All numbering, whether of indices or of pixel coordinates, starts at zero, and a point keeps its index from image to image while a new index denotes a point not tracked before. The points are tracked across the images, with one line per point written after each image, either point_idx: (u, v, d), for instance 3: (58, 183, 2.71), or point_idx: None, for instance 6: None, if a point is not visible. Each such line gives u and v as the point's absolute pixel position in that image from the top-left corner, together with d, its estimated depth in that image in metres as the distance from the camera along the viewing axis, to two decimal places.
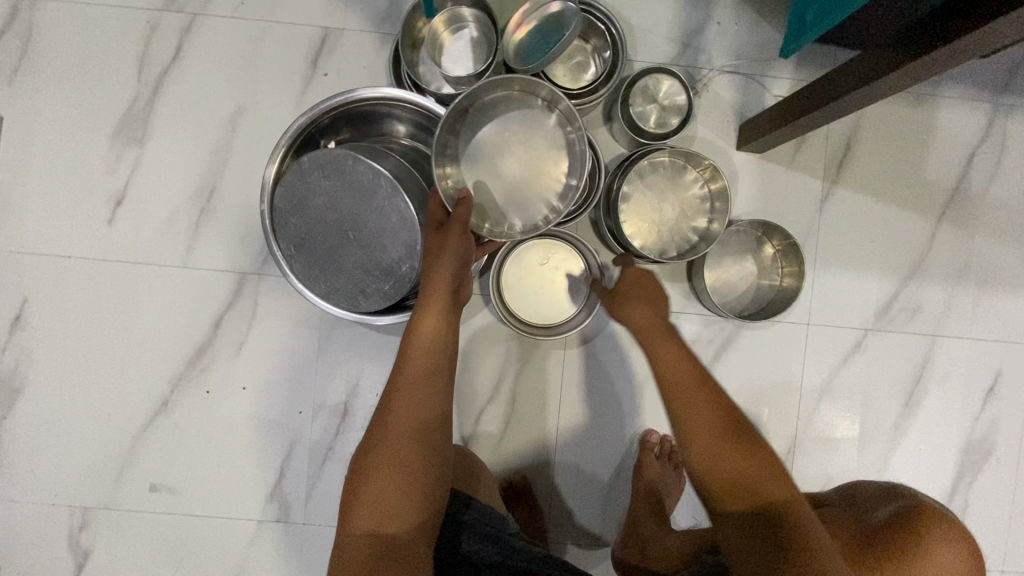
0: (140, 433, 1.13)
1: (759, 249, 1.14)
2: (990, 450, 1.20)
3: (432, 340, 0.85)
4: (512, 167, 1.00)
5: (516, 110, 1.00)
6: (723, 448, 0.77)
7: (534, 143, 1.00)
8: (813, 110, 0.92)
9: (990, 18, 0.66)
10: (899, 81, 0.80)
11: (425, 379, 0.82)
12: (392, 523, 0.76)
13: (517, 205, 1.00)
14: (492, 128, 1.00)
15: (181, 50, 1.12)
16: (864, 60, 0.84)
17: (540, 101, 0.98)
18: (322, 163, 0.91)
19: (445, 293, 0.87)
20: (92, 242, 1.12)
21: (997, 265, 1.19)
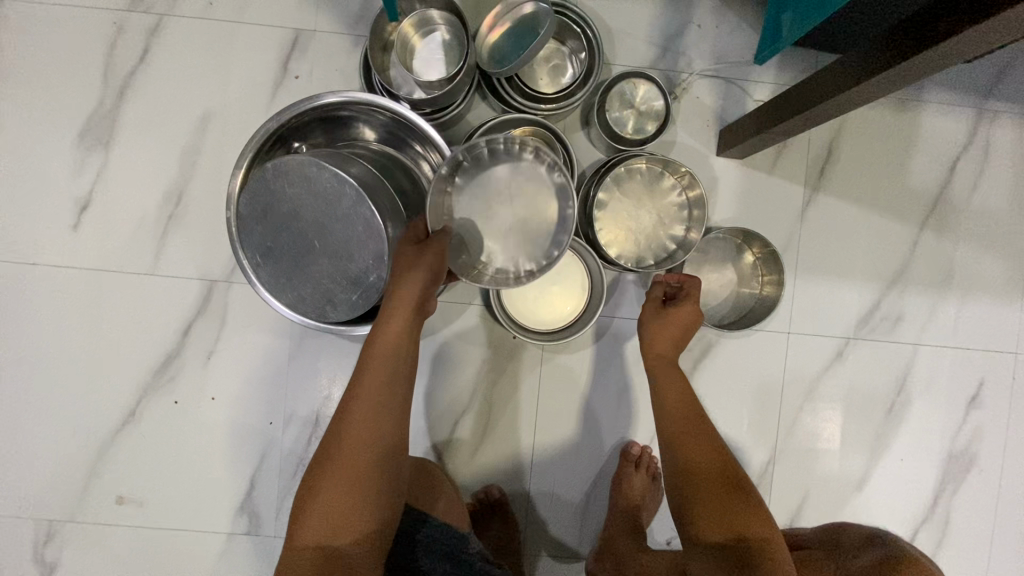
0: (107, 444, 1.11)
1: (739, 257, 1.12)
2: (973, 460, 1.18)
3: (392, 355, 0.80)
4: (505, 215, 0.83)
5: (535, 158, 0.84)
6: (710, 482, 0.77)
7: (538, 195, 0.83)
8: (796, 116, 0.90)
9: (966, 23, 0.63)
10: (881, 86, 0.77)
11: (382, 395, 0.78)
12: (340, 536, 0.72)
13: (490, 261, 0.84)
14: (501, 164, 0.85)
15: (148, 52, 1.09)
16: (846, 64, 0.82)
17: (560, 166, 0.82)
18: (285, 170, 0.88)
19: (414, 308, 0.82)
20: (57, 249, 1.09)
21: (980, 272, 1.18)
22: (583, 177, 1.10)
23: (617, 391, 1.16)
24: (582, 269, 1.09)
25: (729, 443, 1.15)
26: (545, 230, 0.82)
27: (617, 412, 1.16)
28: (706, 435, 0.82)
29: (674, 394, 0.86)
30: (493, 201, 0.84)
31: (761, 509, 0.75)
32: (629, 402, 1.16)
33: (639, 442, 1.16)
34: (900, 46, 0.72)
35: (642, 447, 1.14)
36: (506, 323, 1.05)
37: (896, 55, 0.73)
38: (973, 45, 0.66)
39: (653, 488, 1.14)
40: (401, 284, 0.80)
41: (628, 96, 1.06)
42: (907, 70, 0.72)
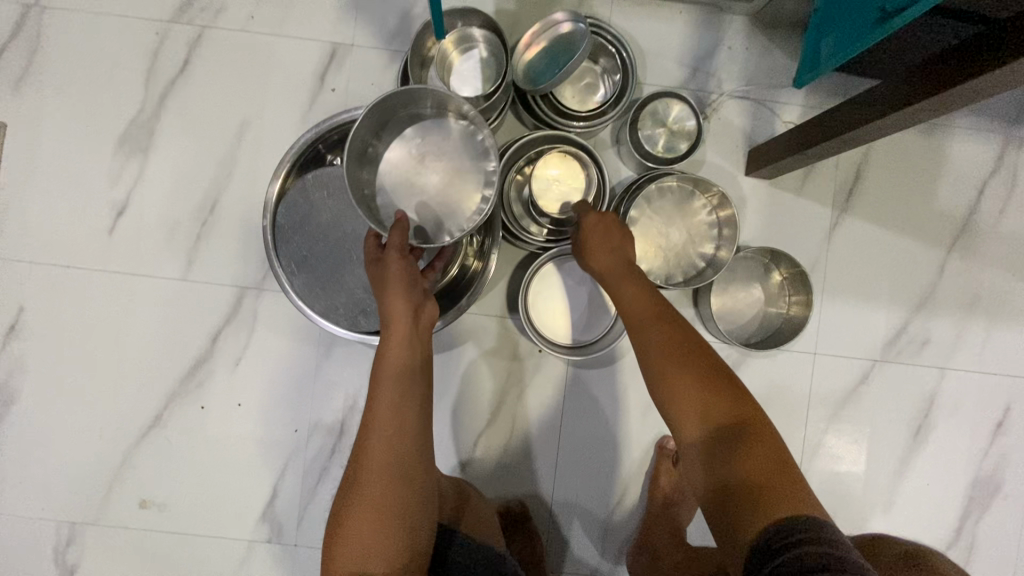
0: (132, 447, 1.11)
1: (766, 276, 1.12)
2: (999, 486, 1.17)
3: (399, 377, 0.79)
4: (435, 180, 0.95)
5: (437, 124, 0.95)
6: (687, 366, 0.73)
7: (453, 154, 0.95)
8: (819, 143, 0.92)
9: (1001, 61, 0.65)
10: (909, 117, 0.79)
11: (397, 416, 0.77)
12: (373, 562, 0.70)
13: (443, 222, 0.93)
14: (408, 143, 0.95)
15: (189, 62, 1.11)
16: (874, 95, 0.84)
17: (458, 124, 0.94)
18: (327, 181, 0.93)
19: (408, 322, 0.82)
20: (92, 252, 1.11)
21: (1007, 296, 1.18)
22: (612, 194, 1.11)
23: (641, 407, 1.16)
24: None
25: None
26: (478, 185, 0.93)
27: (640, 428, 1.16)
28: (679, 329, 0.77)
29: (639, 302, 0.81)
30: (421, 170, 0.95)
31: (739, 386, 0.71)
32: (652, 419, 1.16)
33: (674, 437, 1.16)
34: (945, 71, 0.73)
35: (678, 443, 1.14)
36: (538, 339, 1.05)
37: (926, 88, 0.75)
38: (1005, 84, 0.68)
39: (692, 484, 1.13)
40: (388, 301, 0.82)
41: (660, 117, 1.08)
42: (939, 102, 0.74)
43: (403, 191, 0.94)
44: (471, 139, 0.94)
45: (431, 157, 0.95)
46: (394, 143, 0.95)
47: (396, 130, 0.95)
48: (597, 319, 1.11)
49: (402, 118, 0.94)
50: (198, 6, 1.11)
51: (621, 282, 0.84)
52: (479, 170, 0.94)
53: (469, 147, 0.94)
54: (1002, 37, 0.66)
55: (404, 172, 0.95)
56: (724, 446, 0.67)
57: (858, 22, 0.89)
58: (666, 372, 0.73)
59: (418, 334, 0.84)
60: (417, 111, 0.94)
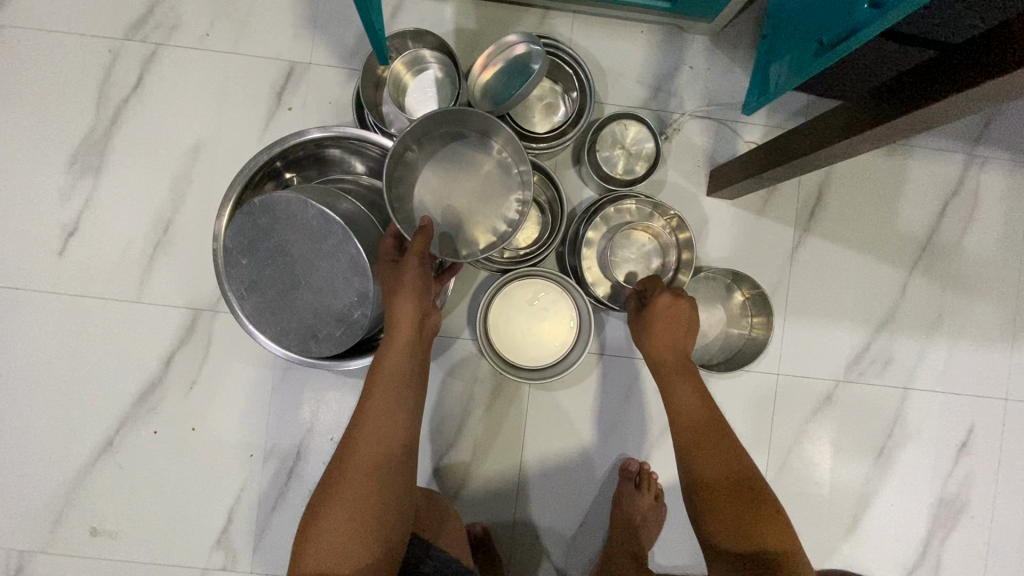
0: (82, 474, 1.08)
1: (728, 296, 1.11)
2: (963, 507, 1.16)
3: (394, 377, 0.82)
4: (464, 199, 0.97)
5: (476, 148, 0.97)
6: (736, 494, 0.76)
7: (485, 178, 0.97)
8: (778, 166, 0.91)
9: (952, 90, 0.63)
10: (865, 143, 0.77)
11: (386, 417, 0.79)
12: (341, 561, 0.68)
13: (464, 238, 0.96)
14: (445, 159, 0.97)
15: (142, 80, 1.09)
16: (831, 118, 0.82)
17: (496, 152, 0.96)
18: (273, 206, 0.87)
19: (413, 326, 0.85)
20: (42, 273, 1.09)
21: (970, 315, 1.17)
22: (573, 215, 1.11)
23: (606, 429, 1.14)
24: (579, 305, 1.06)
25: None
26: (505, 209, 0.96)
27: (604, 450, 1.14)
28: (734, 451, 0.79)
29: (692, 412, 0.83)
30: (452, 187, 0.97)
31: (783, 527, 0.74)
32: (617, 441, 1.14)
33: (636, 457, 1.14)
34: (898, 99, 0.71)
35: (641, 463, 1.12)
36: (493, 361, 1.03)
37: (881, 115, 0.73)
38: (956, 112, 0.66)
39: (654, 505, 1.10)
40: (399, 301, 0.84)
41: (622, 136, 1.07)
42: (893, 128, 0.72)
43: (432, 201, 0.96)
44: (505, 168, 0.96)
45: (464, 177, 0.97)
46: (431, 156, 0.96)
47: (436, 144, 0.96)
48: (558, 343, 1.09)
49: (446, 136, 0.96)
50: (152, 23, 1.09)
51: (676, 387, 0.85)
52: (509, 197, 0.96)
53: (502, 174, 0.97)
54: (950, 68, 0.64)
55: (437, 186, 0.97)
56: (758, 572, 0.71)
57: (803, 50, 0.87)
58: (712, 487, 0.77)
59: (420, 341, 0.87)
60: (462, 132, 0.96)
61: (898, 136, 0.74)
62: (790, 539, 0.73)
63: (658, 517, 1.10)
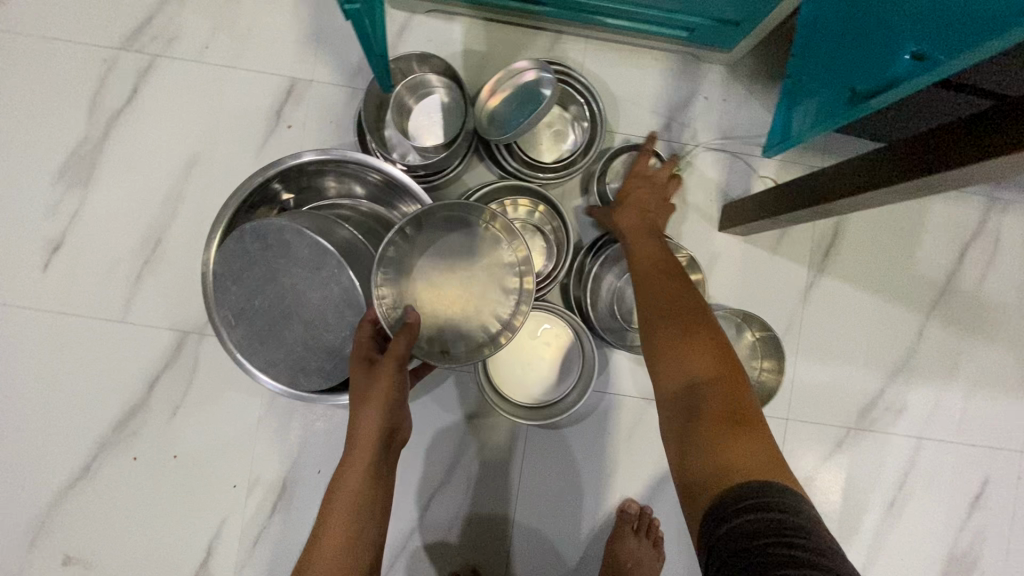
0: (57, 499, 1.04)
1: (738, 337, 1.06)
2: (975, 563, 1.11)
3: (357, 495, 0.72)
4: (458, 292, 0.90)
5: (484, 241, 0.91)
6: (679, 312, 0.71)
7: (485, 272, 0.90)
8: (793, 211, 0.88)
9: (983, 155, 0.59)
10: (889, 196, 0.74)
11: (349, 552, 0.68)
12: None
13: (450, 330, 0.88)
14: (441, 247, 0.91)
15: (137, 92, 1.05)
16: (849, 166, 0.79)
17: (506, 250, 0.90)
18: (265, 233, 0.83)
19: (376, 445, 0.75)
20: (25, 289, 1.04)
21: (987, 362, 1.13)
22: (580, 247, 1.06)
23: (605, 472, 1.09)
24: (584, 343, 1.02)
25: None
26: (500, 305, 0.89)
27: (602, 493, 1.09)
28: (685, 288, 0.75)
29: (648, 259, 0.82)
30: (446, 277, 0.90)
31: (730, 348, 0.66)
32: (617, 484, 1.09)
33: (638, 500, 1.09)
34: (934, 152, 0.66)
35: (641, 507, 1.08)
36: (491, 399, 0.98)
37: (905, 170, 0.69)
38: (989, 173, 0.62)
39: (649, 555, 1.03)
40: (364, 415, 0.76)
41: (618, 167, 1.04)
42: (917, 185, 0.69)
43: (422, 291, 0.89)
44: (512, 266, 0.90)
45: (462, 267, 0.90)
46: (426, 246, 0.91)
47: (433, 232, 0.91)
48: (558, 380, 1.04)
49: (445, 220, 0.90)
50: (150, 33, 1.06)
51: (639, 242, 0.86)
52: (507, 294, 0.89)
53: (506, 271, 0.90)
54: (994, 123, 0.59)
55: (431, 277, 0.90)
56: (697, 382, 0.63)
57: (829, 97, 0.84)
58: (659, 307, 0.73)
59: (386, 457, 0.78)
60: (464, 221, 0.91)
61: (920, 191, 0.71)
62: (733, 358, 0.65)
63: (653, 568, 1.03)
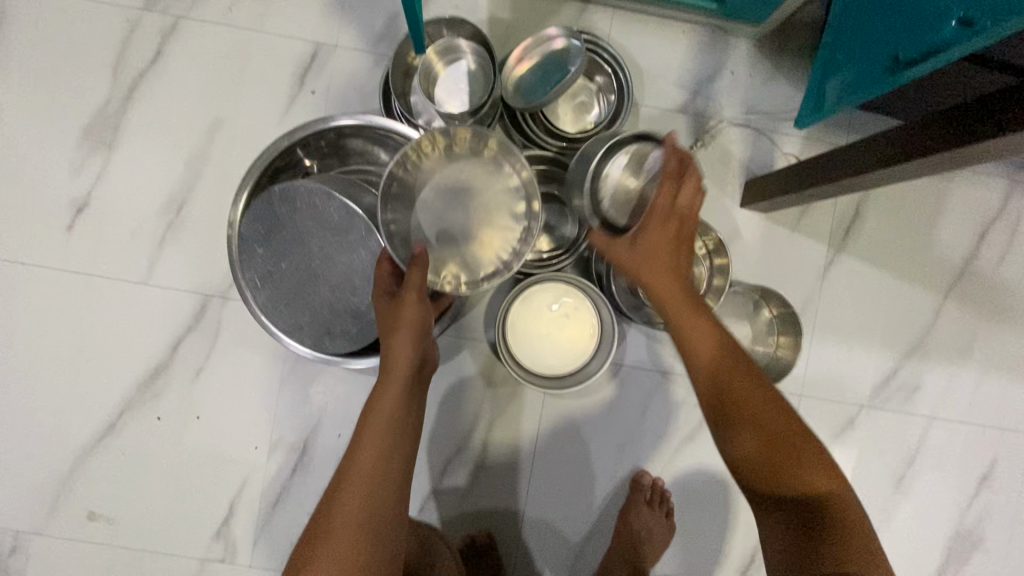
0: (81, 457, 1.06)
1: (755, 313, 1.08)
2: (980, 541, 1.13)
3: (393, 415, 0.71)
4: (466, 221, 0.86)
5: (488, 167, 0.86)
6: (763, 415, 0.68)
7: (491, 199, 0.86)
8: (813, 186, 0.88)
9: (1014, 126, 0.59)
10: (915, 169, 0.74)
11: (378, 467, 0.68)
12: None
13: (460, 263, 0.85)
14: (447, 176, 0.86)
15: (161, 54, 1.05)
16: (876, 141, 0.78)
17: (511, 172, 0.85)
18: (293, 194, 0.84)
19: (410, 372, 0.74)
20: (49, 249, 1.05)
21: (1000, 344, 1.14)
22: None
23: (620, 443, 1.11)
24: (605, 315, 1.03)
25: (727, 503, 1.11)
26: (508, 231, 0.85)
27: (615, 463, 1.11)
28: (753, 372, 0.70)
29: (700, 333, 0.71)
30: (454, 209, 0.86)
31: (826, 460, 0.67)
32: (631, 455, 1.11)
33: (651, 472, 1.10)
34: (953, 128, 0.66)
35: (654, 478, 1.09)
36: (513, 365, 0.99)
37: (933, 143, 0.69)
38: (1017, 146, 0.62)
39: (662, 524, 1.06)
40: (395, 342, 0.74)
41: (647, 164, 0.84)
42: (943, 158, 0.69)
43: (430, 225, 0.85)
44: (518, 189, 0.85)
45: (467, 197, 0.86)
46: (430, 178, 0.86)
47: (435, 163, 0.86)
48: (576, 352, 1.04)
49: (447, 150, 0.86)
50: None
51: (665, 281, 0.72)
52: (516, 219, 0.85)
53: (513, 194, 0.85)
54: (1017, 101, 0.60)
55: (437, 209, 0.86)
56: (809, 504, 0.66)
57: (865, 66, 0.84)
58: (737, 406, 0.68)
59: (417, 385, 0.77)
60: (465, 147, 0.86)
61: (946, 166, 0.71)
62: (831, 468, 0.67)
63: (665, 535, 1.07)
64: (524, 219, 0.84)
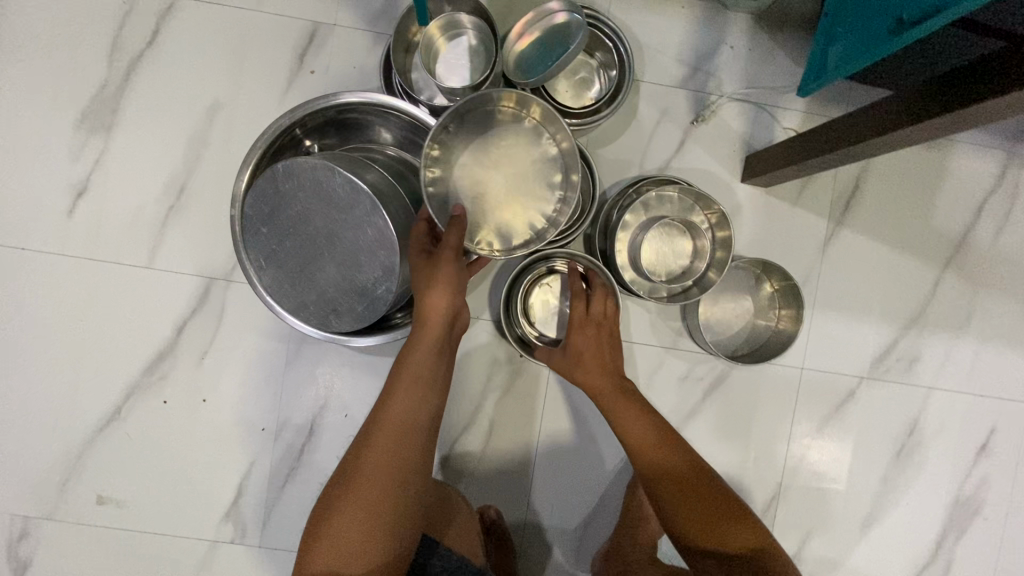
0: (88, 441, 1.06)
1: (757, 287, 1.10)
2: (979, 508, 1.15)
3: (418, 372, 0.80)
4: (501, 187, 0.91)
5: (525, 137, 0.92)
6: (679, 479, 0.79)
7: (527, 167, 0.92)
8: (811, 159, 0.89)
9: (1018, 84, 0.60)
10: (916, 135, 0.74)
11: (405, 420, 0.77)
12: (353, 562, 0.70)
13: (494, 227, 0.91)
14: (482, 140, 0.92)
15: (158, 35, 1.04)
16: (878, 109, 0.78)
17: (547, 142, 0.91)
18: (297, 171, 0.83)
19: (442, 325, 0.83)
20: (50, 234, 1.05)
21: (997, 316, 1.15)
22: (605, 198, 1.07)
23: None
24: None
25: (731, 476, 1.12)
26: (546, 198, 0.91)
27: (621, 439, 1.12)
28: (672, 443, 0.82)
29: (622, 409, 0.85)
30: (489, 172, 0.91)
31: (752, 523, 0.76)
32: None
33: None
34: (955, 92, 0.67)
35: None
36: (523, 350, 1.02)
37: (935, 107, 0.69)
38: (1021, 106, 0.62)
39: None
40: (431, 298, 0.81)
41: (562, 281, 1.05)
42: (945, 123, 0.69)
43: (466, 187, 0.91)
44: (553, 158, 0.91)
45: (503, 163, 0.92)
46: (467, 139, 0.91)
47: (472, 126, 0.91)
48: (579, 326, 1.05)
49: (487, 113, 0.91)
50: None
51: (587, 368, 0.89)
52: (550, 189, 0.92)
53: (549, 164, 0.92)
54: (1010, 65, 0.61)
55: (473, 172, 0.91)
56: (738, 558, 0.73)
57: (871, 30, 0.85)
58: (655, 471, 0.80)
59: (449, 340, 0.85)
60: (502, 113, 0.92)
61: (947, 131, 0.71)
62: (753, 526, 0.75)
63: None
64: (559, 190, 0.91)
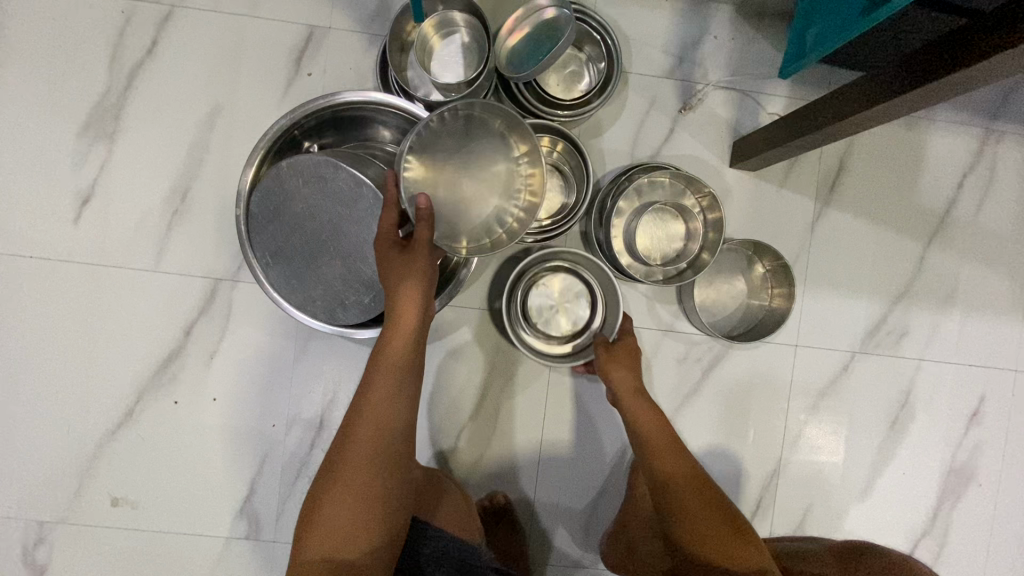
0: (101, 444, 1.08)
1: (749, 268, 1.13)
2: (973, 475, 1.19)
3: (397, 363, 0.80)
4: (466, 190, 0.89)
5: (495, 151, 0.90)
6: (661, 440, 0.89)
7: (495, 177, 0.89)
8: (789, 141, 0.94)
9: (974, 60, 0.64)
10: (886, 113, 0.78)
11: (387, 408, 0.78)
12: (349, 548, 0.72)
13: (451, 229, 0.88)
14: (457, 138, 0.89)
15: (157, 43, 1.06)
16: (851, 90, 0.83)
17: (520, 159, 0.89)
18: (301, 169, 0.86)
19: (416, 318, 0.81)
20: (57, 242, 1.06)
21: (982, 287, 1.19)
22: (599, 186, 1.10)
23: None
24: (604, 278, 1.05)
25: (733, 453, 1.15)
26: (503, 210, 0.89)
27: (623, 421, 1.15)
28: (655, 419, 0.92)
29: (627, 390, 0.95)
30: (456, 171, 0.89)
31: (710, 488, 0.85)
32: None
33: None
34: (918, 70, 0.71)
35: None
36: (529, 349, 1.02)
37: (900, 85, 0.74)
38: (979, 80, 0.67)
39: None
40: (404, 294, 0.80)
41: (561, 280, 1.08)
42: (909, 101, 0.73)
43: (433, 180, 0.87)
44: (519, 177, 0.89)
45: (474, 166, 0.89)
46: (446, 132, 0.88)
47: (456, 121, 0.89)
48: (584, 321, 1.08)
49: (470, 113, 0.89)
50: None
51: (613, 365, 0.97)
52: (510, 204, 0.89)
53: (514, 180, 0.90)
54: (968, 42, 0.66)
55: (444, 168, 0.88)
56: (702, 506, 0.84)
57: (847, 12, 0.89)
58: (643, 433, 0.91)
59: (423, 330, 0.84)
60: (487, 118, 0.90)
61: (913, 108, 0.75)
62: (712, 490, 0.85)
63: None
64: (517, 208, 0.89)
